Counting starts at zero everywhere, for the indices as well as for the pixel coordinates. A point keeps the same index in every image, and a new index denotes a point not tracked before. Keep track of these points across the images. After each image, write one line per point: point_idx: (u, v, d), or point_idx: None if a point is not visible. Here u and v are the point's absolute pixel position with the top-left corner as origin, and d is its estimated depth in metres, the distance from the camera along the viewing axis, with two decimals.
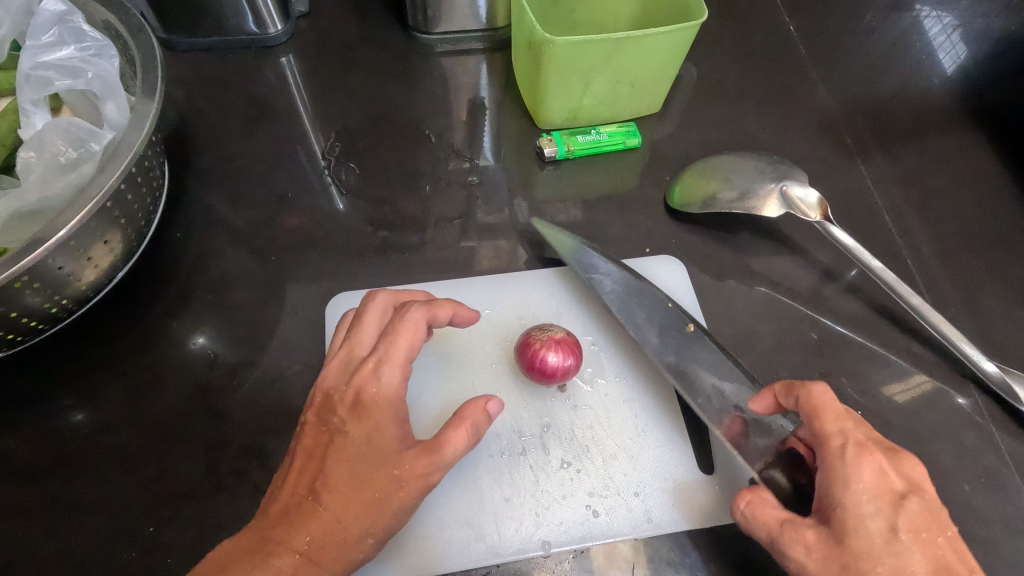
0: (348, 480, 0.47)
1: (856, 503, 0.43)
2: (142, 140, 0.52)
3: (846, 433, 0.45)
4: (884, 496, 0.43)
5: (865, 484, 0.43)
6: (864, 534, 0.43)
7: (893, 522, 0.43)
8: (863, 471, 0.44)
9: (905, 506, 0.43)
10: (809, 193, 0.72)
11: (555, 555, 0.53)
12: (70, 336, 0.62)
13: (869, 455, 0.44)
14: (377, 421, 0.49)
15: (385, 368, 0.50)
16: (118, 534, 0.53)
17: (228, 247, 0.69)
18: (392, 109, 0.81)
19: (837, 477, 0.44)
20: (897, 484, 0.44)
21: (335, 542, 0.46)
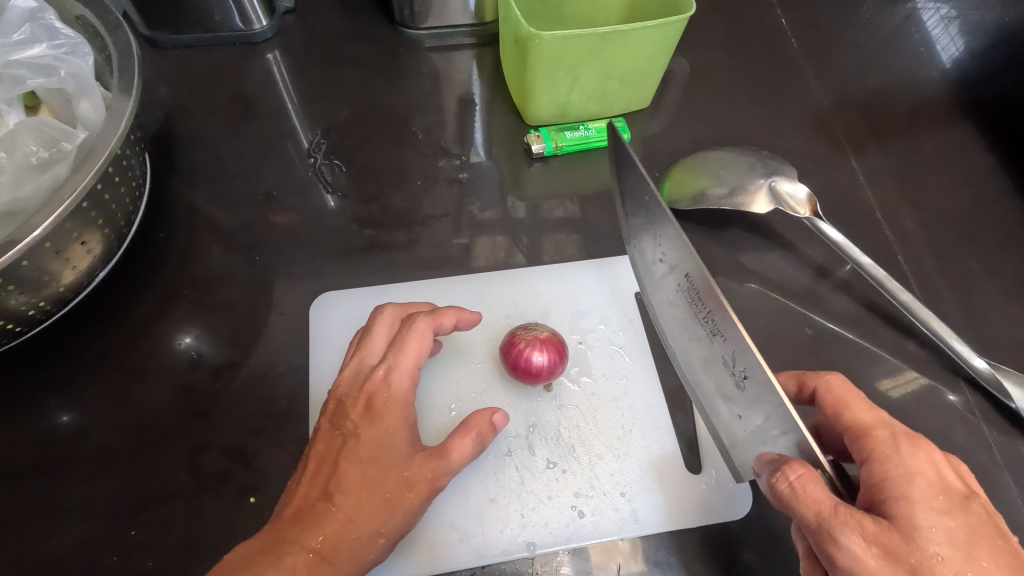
0: (359, 483, 0.48)
1: (919, 493, 0.41)
2: (117, 139, 0.51)
3: (894, 427, 0.46)
4: (945, 490, 0.42)
5: (924, 476, 0.42)
6: (931, 526, 0.40)
7: (957, 517, 0.41)
8: (920, 463, 0.43)
9: (963, 502, 0.42)
10: (799, 188, 0.71)
11: (541, 556, 0.53)
12: (52, 338, 0.61)
13: (924, 447, 0.44)
14: (388, 424, 0.50)
15: (395, 375, 0.52)
16: (102, 537, 0.52)
17: (213, 246, 0.69)
18: (380, 105, 0.80)
19: (895, 468, 0.43)
20: (954, 479, 0.43)
21: (345, 541, 0.46)
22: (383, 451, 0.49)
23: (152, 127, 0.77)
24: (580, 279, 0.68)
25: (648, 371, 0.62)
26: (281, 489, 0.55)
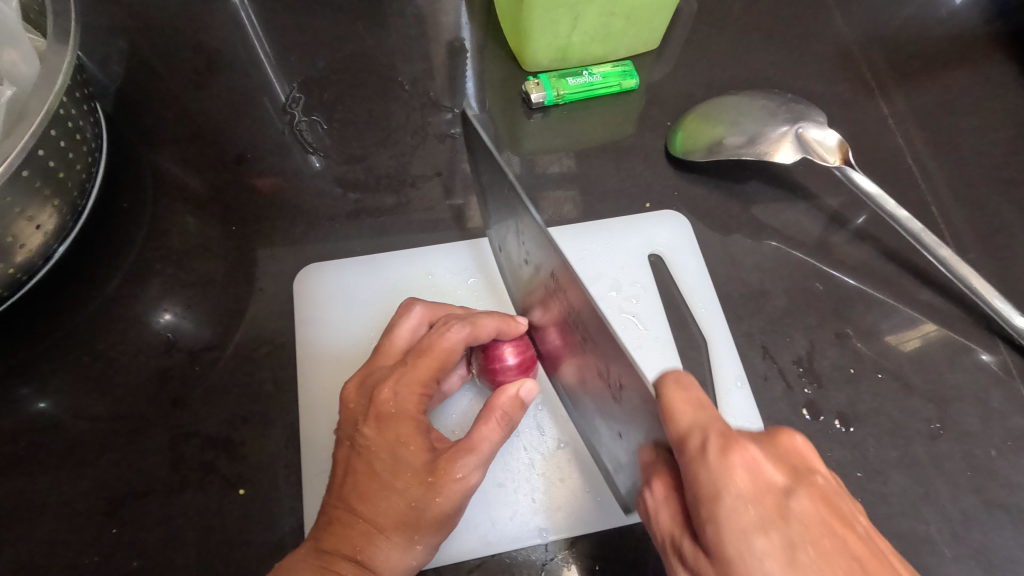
0: (380, 495, 0.42)
1: (731, 521, 0.30)
2: (54, 95, 0.44)
3: (708, 426, 0.33)
4: (765, 502, 0.30)
5: (740, 492, 0.30)
6: (751, 562, 0.29)
7: (778, 533, 0.29)
8: (733, 474, 0.31)
9: (796, 510, 0.30)
10: (828, 134, 0.64)
11: (554, 543, 0.49)
12: (12, 322, 0.56)
13: (738, 447, 0.31)
14: (401, 433, 0.43)
15: (403, 386, 0.44)
16: (82, 536, 0.49)
17: (183, 215, 0.62)
18: (361, 53, 0.73)
19: (704, 489, 0.31)
20: (776, 478, 0.31)
21: (387, 550, 0.41)
22: (400, 461, 0.42)
23: (108, 83, 0.69)
24: (588, 242, 0.62)
25: (665, 339, 0.58)
26: (271, 479, 0.51)
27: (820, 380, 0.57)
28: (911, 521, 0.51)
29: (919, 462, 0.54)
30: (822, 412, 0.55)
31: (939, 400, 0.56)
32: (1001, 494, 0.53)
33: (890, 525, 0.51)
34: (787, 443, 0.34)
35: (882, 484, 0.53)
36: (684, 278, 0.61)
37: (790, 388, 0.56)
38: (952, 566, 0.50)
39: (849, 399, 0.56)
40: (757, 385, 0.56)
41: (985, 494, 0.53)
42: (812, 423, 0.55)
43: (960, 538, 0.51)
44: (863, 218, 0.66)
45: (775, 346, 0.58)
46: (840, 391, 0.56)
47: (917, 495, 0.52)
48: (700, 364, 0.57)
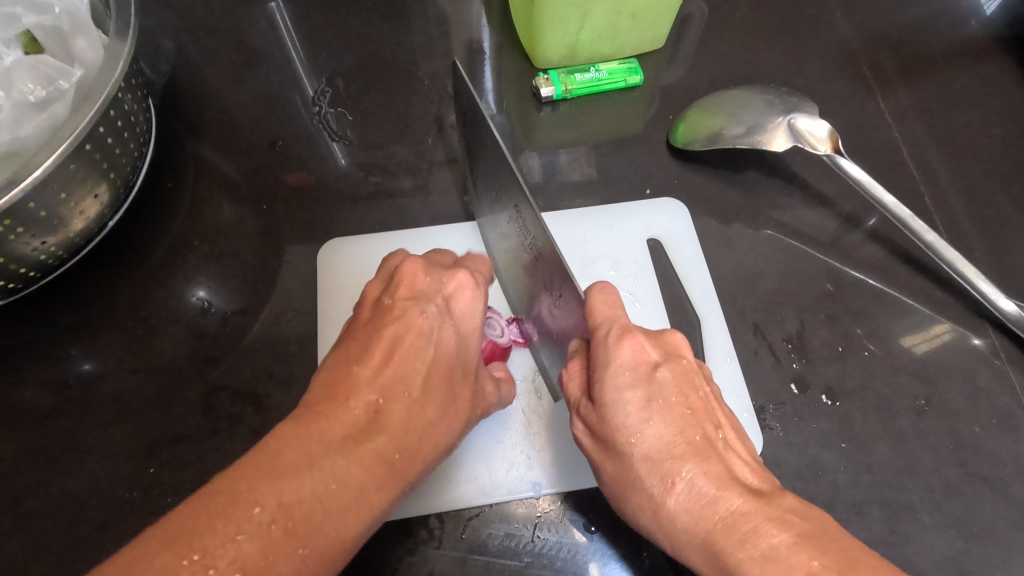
0: (410, 382, 0.44)
1: (611, 379, 0.41)
2: (115, 80, 0.51)
3: (614, 320, 0.43)
4: (639, 370, 0.41)
5: (623, 363, 0.41)
6: (618, 406, 0.40)
7: (641, 391, 0.41)
8: (622, 351, 0.42)
9: (660, 378, 0.41)
10: (819, 124, 0.67)
11: (546, 495, 0.53)
12: (66, 286, 0.62)
13: (630, 336, 0.42)
14: (470, 328, 0.48)
15: (472, 288, 0.50)
16: (123, 475, 0.54)
17: (219, 195, 0.68)
18: (385, 52, 0.78)
19: (598, 358, 0.42)
20: (652, 355, 0.42)
21: (414, 440, 0.42)
22: (441, 359, 0.46)
23: (157, 78, 0.76)
24: (591, 223, 0.66)
25: (658, 316, 0.62)
26: None
27: (809, 356, 0.59)
28: (893, 490, 0.54)
29: (904, 436, 0.56)
30: (810, 386, 0.58)
31: (926, 378, 0.59)
32: (984, 468, 0.55)
33: (873, 492, 0.53)
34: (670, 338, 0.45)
35: (866, 455, 0.55)
36: (680, 259, 0.65)
37: (780, 362, 0.59)
38: (932, 533, 0.52)
39: (836, 374, 0.59)
40: (747, 359, 0.59)
41: (968, 466, 0.55)
42: (800, 396, 0.57)
43: (942, 508, 0.53)
44: (876, 221, 0.68)
45: (766, 324, 0.61)
46: (828, 366, 0.59)
47: (901, 466, 0.55)
48: (693, 338, 0.60)
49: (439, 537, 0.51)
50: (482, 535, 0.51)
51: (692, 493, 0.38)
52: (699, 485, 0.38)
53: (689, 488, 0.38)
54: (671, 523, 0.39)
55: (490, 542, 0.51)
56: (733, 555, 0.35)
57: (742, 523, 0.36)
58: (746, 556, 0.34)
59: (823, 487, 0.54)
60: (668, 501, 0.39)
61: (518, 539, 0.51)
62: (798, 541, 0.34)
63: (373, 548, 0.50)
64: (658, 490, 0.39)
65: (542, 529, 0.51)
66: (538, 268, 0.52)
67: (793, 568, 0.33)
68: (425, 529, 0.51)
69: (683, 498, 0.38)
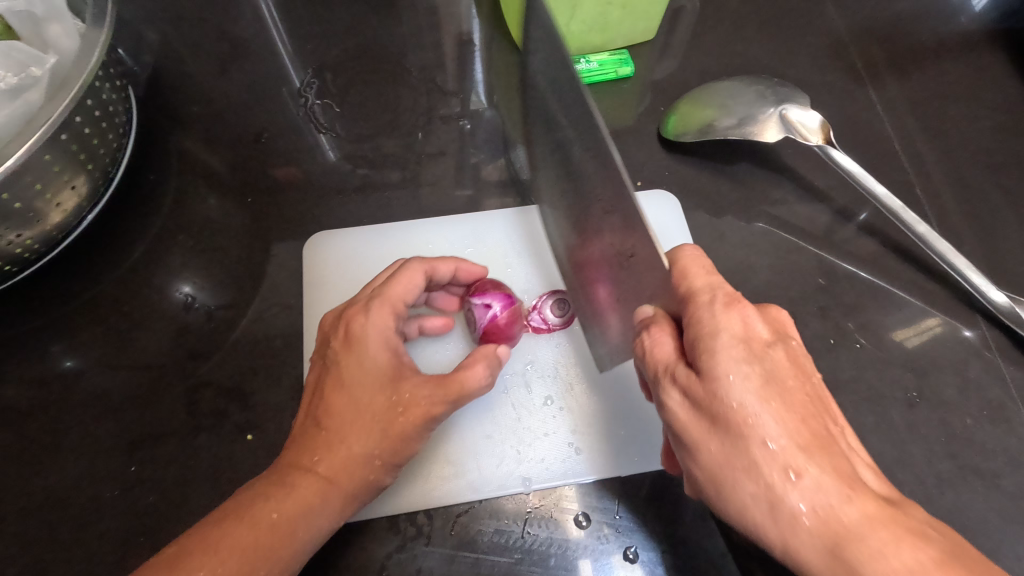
0: (332, 413, 0.45)
1: (723, 349, 0.38)
2: (91, 67, 0.49)
3: (718, 288, 0.41)
4: (751, 343, 0.39)
5: (732, 333, 0.38)
6: (732, 378, 0.37)
7: (756, 365, 0.38)
8: (729, 321, 0.39)
9: (773, 356, 0.39)
10: (810, 115, 0.67)
11: (537, 491, 0.52)
12: (46, 282, 0.61)
13: (738, 304, 0.40)
14: (367, 349, 0.46)
15: (374, 307, 0.48)
16: (105, 474, 0.53)
17: (204, 189, 0.67)
18: (373, 43, 0.77)
19: (705, 325, 0.39)
20: (762, 331, 0.39)
21: (346, 464, 0.44)
22: (365, 378, 0.45)
23: (140, 69, 0.75)
24: None
25: None
26: (277, 427, 0.55)
27: (801, 349, 0.59)
28: None
29: (896, 429, 0.55)
30: None
31: (918, 370, 0.58)
32: (975, 460, 0.54)
33: None
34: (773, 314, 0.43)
35: (858, 448, 0.55)
36: None
37: None
38: None
39: (828, 366, 0.58)
40: None
41: (959, 458, 0.54)
42: None
43: (934, 500, 0.53)
44: (867, 214, 0.67)
45: None
46: (820, 359, 0.59)
47: (893, 459, 0.54)
48: None
49: (428, 534, 0.50)
50: (472, 531, 0.50)
51: (818, 490, 0.35)
52: (826, 483, 0.35)
53: (818, 483, 0.35)
54: (792, 520, 0.35)
55: (480, 539, 0.50)
56: (867, 566, 0.33)
57: (874, 529, 0.34)
58: (893, 562, 0.33)
59: None
60: (792, 496, 0.35)
61: (508, 534, 0.50)
62: (941, 558, 0.33)
63: (362, 545, 0.49)
64: (777, 482, 0.36)
65: (532, 525, 0.51)
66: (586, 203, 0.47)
67: None
68: (414, 526, 0.50)
69: (809, 493, 0.35)
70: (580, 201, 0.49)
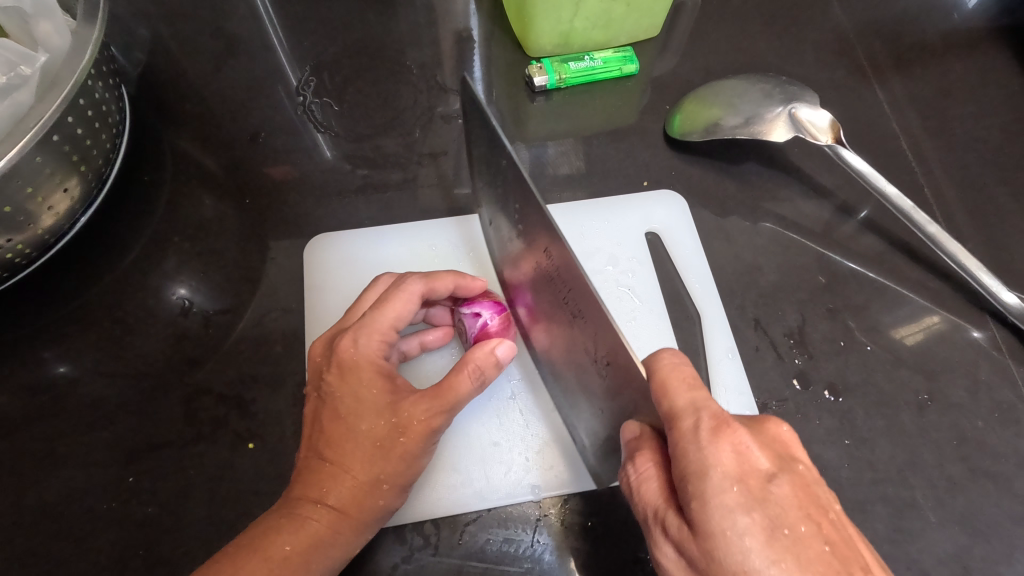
0: (332, 444, 0.44)
1: (716, 499, 0.33)
2: (84, 66, 0.48)
3: (702, 409, 0.36)
4: (748, 483, 0.34)
5: (726, 472, 0.34)
6: (731, 538, 0.32)
7: (756, 513, 0.33)
8: (720, 454, 0.34)
9: (777, 493, 0.34)
10: (820, 114, 0.66)
11: (546, 499, 0.51)
12: (38, 286, 0.59)
13: (728, 431, 0.35)
14: (360, 378, 0.45)
15: (363, 336, 0.47)
16: (100, 485, 0.52)
17: (200, 190, 0.65)
18: (371, 40, 0.76)
19: (693, 465, 0.35)
20: (761, 463, 0.35)
21: (354, 493, 0.43)
22: (363, 406, 0.45)
23: (130, 67, 0.73)
24: (588, 218, 0.64)
25: (658, 313, 0.60)
26: (279, 435, 0.54)
27: (810, 351, 0.58)
28: (897, 487, 0.53)
29: (907, 431, 0.55)
30: (812, 382, 0.57)
31: (927, 371, 0.58)
32: (986, 463, 0.54)
33: (876, 489, 0.53)
34: (774, 432, 0.38)
35: (869, 451, 0.54)
36: (680, 254, 0.63)
37: (781, 358, 0.58)
38: (936, 530, 0.51)
39: (838, 369, 0.58)
40: (748, 355, 0.58)
41: (970, 462, 0.54)
42: (802, 392, 0.56)
43: (946, 504, 0.52)
44: (868, 210, 0.67)
45: (767, 319, 0.60)
46: (829, 361, 0.58)
47: (904, 462, 0.54)
48: (692, 334, 0.59)
49: (435, 544, 0.49)
50: (480, 541, 0.49)
51: None
52: None
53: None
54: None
55: (489, 548, 0.49)
56: None
57: None
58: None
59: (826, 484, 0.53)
60: None
61: (518, 543, 0.49)
62: None
63: (368, 556, 0.48)
64: None
65: (542, 533, 0.50)
66: (554, 275, 0.46)
67: None
68: (420, 536, 0.49)
69: None
70: (548, 278, 0.47)
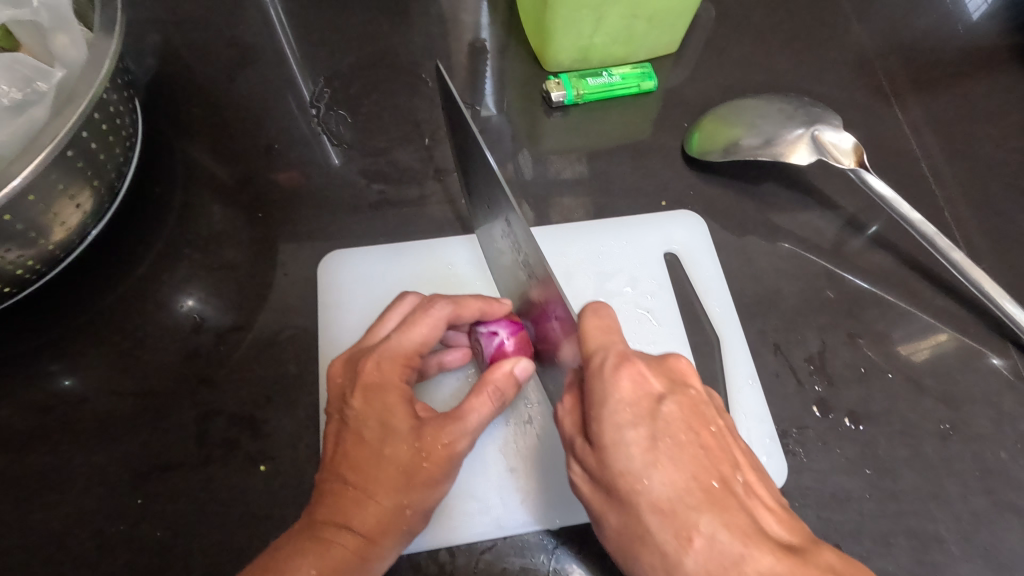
0: (355, 469, 0.43)
1: (611, 419, 0.37)
2: (100, 81, 0.47)
3: (610, 347, 0.40)
4: (641, 405, 0.37)
5: (622, 398, 0.37)
6: (619, 451, 0.36)
7: (644, 429, 0.37)
8: (619, 383, 0.38)
9: (665, 412, 0.37)
10: (844, 137, 0.65)
11: (564, 528, 0.50)
12: (47, 299, 0.58)
13: (629, 365, 0.38)
14: (386, 402, 0.45)
15: (387, 357, 0.46)
16: (108, 507, 0.50)
17: (212, 202, 0.64)
18: (385, 52, 0.75)
19: (596, 394, 0.38)
20: (655, 387, 0.38)
21: (381, 519, 0.42)
22: (387, 431, 0.44)
23: (141, 76, 0.72)
24: (608, 237, 0.64)
25: (676, 337, 0.59)
26: (291, 457, 0.52)
27: (831, 378, 0.57)
28: (920, 519, 0.52)
29: (930, 462, 0.54)
30: (833, 410, 0.56)
31: (950, 401, 0.57)
32: (1011, 496, 0.53)
33: (900, 522, 0.52)
34: (672, 363, 0.41)
35: (892, 482, 0.53)
36: (701, 278, 0.62)
37: (802, 385, 0.57)
38: (960, 564, 0.50)
39: (860, 397, 0.57)
40: (769, 381, 0.57)
41: (995, 494, 0.53)
42: (823, 419, 0.55)
43: (970, 538, 0.51)
44: (878, 226, 0.66)
45: (788, 344, 0.59)
46: (851, 389, 0.57)
47: (927, 494, 0.53)
48: (713, 359, 0.58)
49: (450, 572, 0.48)
50: (497, 570, 0.48)
51: (712, 550, 0.33)
52: (720, 541, 0.33)
53: (709, 542, 0.33)
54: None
55: None
56: None
57: None
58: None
59: (848, 516, 0.52)
60: (684, 561, 0.34)
61: (535, 573, 0.48)
62: None
63: None
64: (672, 547, 0.34)
65: (560, 563, 0.49)
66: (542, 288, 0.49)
67: None
68: (436, 564, 0.48)
69: (702, 556, 0.33)
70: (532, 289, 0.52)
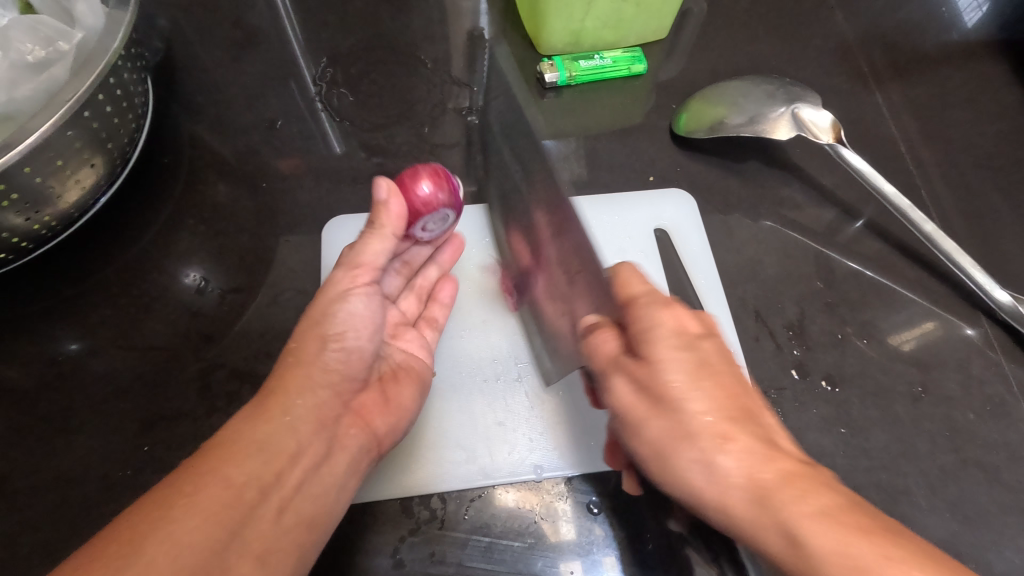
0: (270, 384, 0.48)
1: (660, 342, 0.42)
2: (114, 49, 0.50)
3: (655, 293, 0.46)
4: (686, 336, 0.43)
5: (669, 327, 0.43)
6: (666, 367, 0.41)
7: (691, 352, 0.42)
8: (667, 316, 0.44)
9: (707, 345, 0.43)
10: (822, 115, 0.69)
11: (548, 479, 0.53)
12: (57, 260, 0.61)
13: (673, 306, 0.45)
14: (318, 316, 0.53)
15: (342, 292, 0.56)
16: (114, 454, 0.53)
17: (218, 174, 0.67)
18: (385, 35, 0.78)
19: (645, 323, 0.44)
20: (695, 325, 0.44)
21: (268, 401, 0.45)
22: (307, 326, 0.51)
23: (151, 56, 0.74)
24: (597, 211, 0.66)
25: None
26: None
27: (808, 343, 0.60)
28: (890, 475, 0.54)
29: (900, 422, 0.57)
30: (810, 372, 0.58)
31: (921, 366, 0.60)
32: (977, 454, 0.56)
33: (870, 477, 0.54)
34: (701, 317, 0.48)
35: (864, 440, 0.56)
36: (686, 250, 0.65)
37: (780, 349, 0.60)
38: (927, 517, 0.53)
39: (835, 361, 0.59)
40: (749, 346, 0.60)
41: (962, 452, 0.55)
42: (799, 381, 0.58)
43: (937, 492, 0.54)
44: (856, 202, 0.69)
45: (768, 312, 0.62)
46: (827, 353, 0.60)
47: (897, 451, 0.55)
48: None
49: (441, 518, 0.50)
50: (485, 515, 0.51)
51: (744, 451, 0.38)
52: (755, 446, 0.38)
53: (745, 448, 0.38)
54: (722, 481, 0.38)
55: (493, 522, 0.50)
56: (788, 510, 0.35)
57: (795, 481, 0.36)
58: (803, 512, 0.34)
59: None
60: (719, 460, 0.38)
61: (521, 519, 0.51)
62: (850, 504, 0.35)
63: (376, 527, 0.50)
64: (707, 448, 0.39)
65: (544, 511, 0.51)
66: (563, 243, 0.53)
67: (849, 521, 0.34)
68: (427, 509, 0.51)
69: (738, 455, 0.38)
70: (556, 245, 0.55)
